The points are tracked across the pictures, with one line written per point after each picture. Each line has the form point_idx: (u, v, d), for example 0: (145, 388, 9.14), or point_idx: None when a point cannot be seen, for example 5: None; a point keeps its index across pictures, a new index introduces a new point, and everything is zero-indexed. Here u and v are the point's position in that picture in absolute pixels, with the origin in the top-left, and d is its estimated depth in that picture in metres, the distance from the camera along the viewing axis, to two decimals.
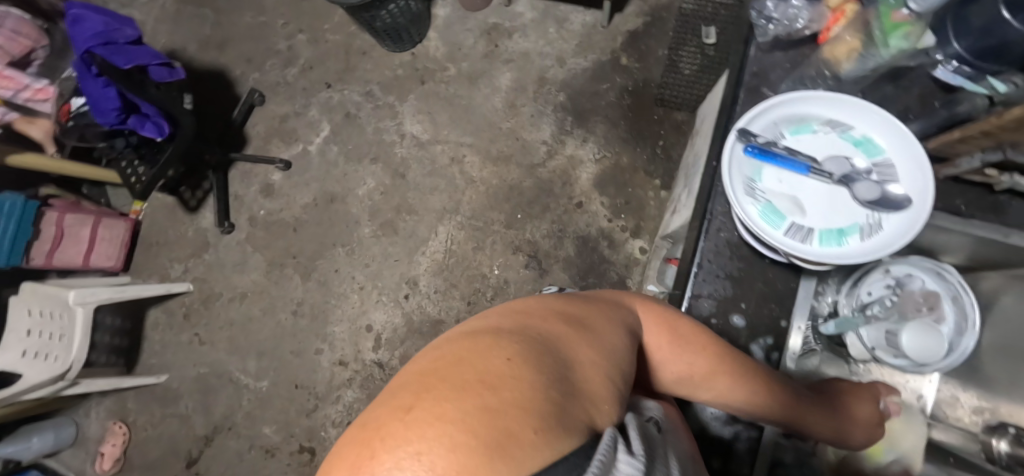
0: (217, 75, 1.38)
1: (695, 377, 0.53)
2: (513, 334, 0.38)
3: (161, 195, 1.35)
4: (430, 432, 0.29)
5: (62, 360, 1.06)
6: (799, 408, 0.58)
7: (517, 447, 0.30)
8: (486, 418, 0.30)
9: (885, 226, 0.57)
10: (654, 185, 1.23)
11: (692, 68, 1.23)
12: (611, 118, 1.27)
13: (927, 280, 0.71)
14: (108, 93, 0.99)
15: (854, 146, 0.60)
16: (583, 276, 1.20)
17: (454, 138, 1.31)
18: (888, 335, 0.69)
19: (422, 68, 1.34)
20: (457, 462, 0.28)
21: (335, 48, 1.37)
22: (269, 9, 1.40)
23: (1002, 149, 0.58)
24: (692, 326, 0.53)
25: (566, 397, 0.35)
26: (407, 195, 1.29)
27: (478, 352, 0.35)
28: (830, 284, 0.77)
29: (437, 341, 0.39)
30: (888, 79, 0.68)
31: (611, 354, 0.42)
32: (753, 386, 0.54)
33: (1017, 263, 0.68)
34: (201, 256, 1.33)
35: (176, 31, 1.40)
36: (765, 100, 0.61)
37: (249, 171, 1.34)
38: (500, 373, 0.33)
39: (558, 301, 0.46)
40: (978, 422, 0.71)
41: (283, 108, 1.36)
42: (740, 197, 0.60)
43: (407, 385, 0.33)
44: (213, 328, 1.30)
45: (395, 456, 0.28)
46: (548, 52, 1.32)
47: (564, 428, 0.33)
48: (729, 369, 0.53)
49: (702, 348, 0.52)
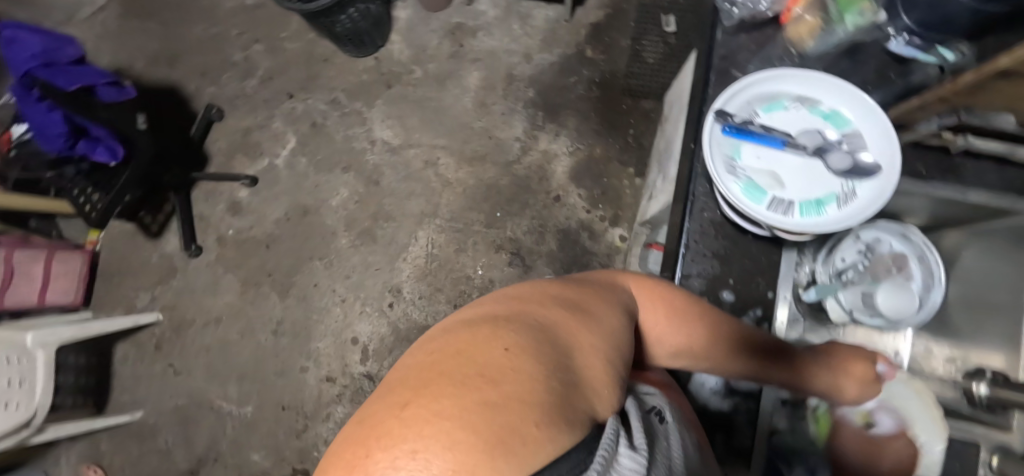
0: (171, 91, 1.32)
1: (686, 347, 0.54)
2: (512, 322, 0.35)
3: (119, 222, 1.28)
4: (426, 429, 0.27)
5: (25, 406, 0.98)
6: (783, 370, 0.58)
7: (518, 442, 0.27)
8: (486, 413, 0.28)
9: (859, 193, 0.60)
10: (628, 173, 1.25)
11: (655, 56, 1.27)
12: (582, 111, 1.28)
13: (890, 240, 0.75)
14: (53, 117, 0.93)
15: (824, 120, 0.63)
16: (567, 270, 1.21)
17: (427, 140, 1.29)
18: (865, 297, 0.72)
19: (388, 72, 1.32)
20: (458, 460, 0.26)
21: (295, 57, 1.33)
22: (221, 20, 1.35)
23: (958, 114, 0.61)
24: (683, 297, 0.54)
25: (569, 387, 0.33)
26: (383, 202, 1.27)
27: (478, 343, 0.33)
28: (806, 254, 0.78)
29: (434, 332, 0.37)
30: (846, 54, 0.72)
31: (612, 339, 0.40)
32: (740, 350, 0.56)
33: (974, 219, 0.73)
34: (168, 283, 1.27)
35: (121, 48, 1.33)
36: (739, 80, 0.63)
37: (214, 190, 1.28)
38: (501, 365, 0.31)
39: (557, 286, 0.44)
40: (954, 370, 0.76)
41: (245, 122, 1.31)
42: (722, 175, 0.61)
43: (404, 381, 0.31)
44: (188, 356, 1.24)
45: (390, 453, 0.26)
46: (514, 49, 1.32)
47: (568, 421, 0.30)
48: (716, 335, 0.54)
49: (692, 318, 0.53)
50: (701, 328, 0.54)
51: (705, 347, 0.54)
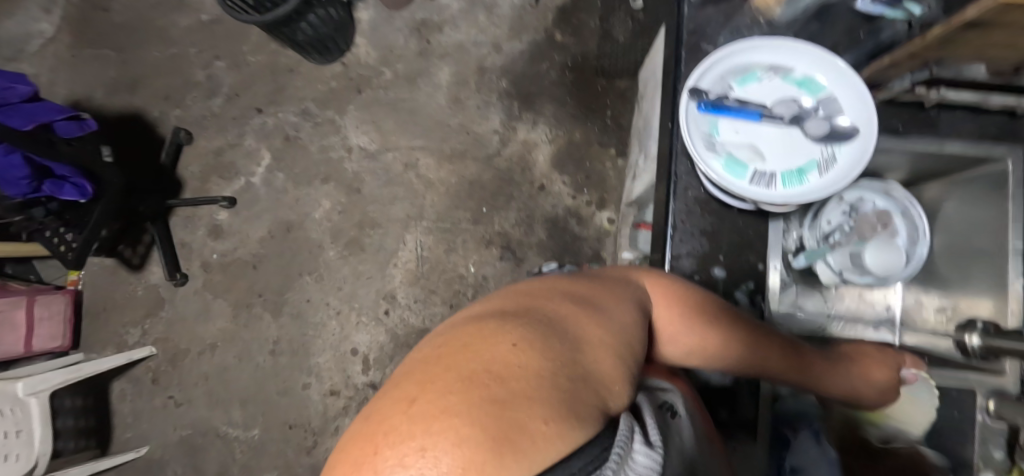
0: (135, 118, 1.28)
1: (703, 346, 0.53)
2: (519, 318, 0.35)
3: (99, 258, 1.25)
4: (434, 427, 0.26)
5: (25, 458, 0.98)
6: (800, 367, 0.59)
7: (525, 440, 0.26)
8: (494, 411, 0.27)
9: (839, 157, 0.60)
10: (610, 154, 1.25)
11: (625, 34, 1.26)
12: (557, 97, 1.27)
13: (874, 200, 0.76)
14: (13, 160, 0.90)
15: (798, 87, 0.63)
16: (559, 258, 1.21)
17: (404, 142, 1.27)
18: (853, 257, 0.72)
19: (357, 77, 1.29)
20: (466, 457, 0.25)
21: (260, 69, 1.29)
22: (177, 39, 1.30)
23: (928, 67, 0.62)
24: (696, 296, 0.54)
25: (578, 382, 0.32)
26: (367, 210, 1.25)
27: (486, 337, 0.32)
28: (793, 220, 0.80)
29: (443, 328, 0.37)
30: (814, 18, 0.71)
31: (620, 335, 0.39)
32: (759, 348, 0.56)
33: (952, 170, 0.74)
34: (157, 314, 1.24)
35: (77, 79, 1.29)
36: (711, 56, 0.62)
37: (192, 215, 1.26)
38: (509, 362, 0.30)
39: (568, 282, 0.44)
40: (945, 319, 0.77)
41: (215, 142, 1.28)
42: (703, 154, 0.61)
43: (413, 377, 0.30)
44: (187, 386, 1.22)
45: (398, 454, 0.25)
46: (483, 40, 1.30)
47: (576, 416, 0.30)
48: (731, 332, 0.55)
49: (706, 315, 0.54)
50: (715, 325, 0.54)
51: (724, 346, 0.54)
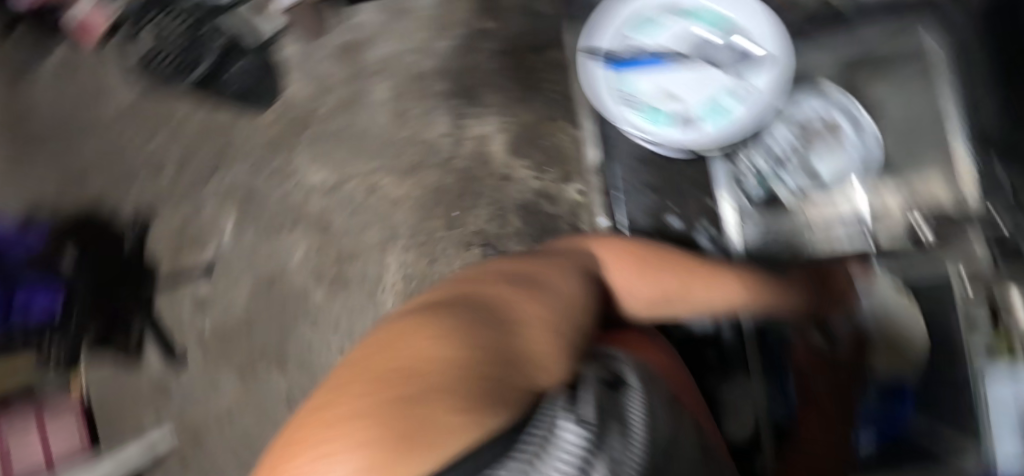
0: (85, 215, 1.25)
1: (628, 290, 0.65)
2: (436, 323, 0.36)
3: (91, 359, 1.23)
4: (344, 429, 0.26)
5: None
6: (714, 300, 0.72)
7: (435, 428, 0.25)
8: (404, 405, 0.26)
9: None
10: (565, 127, 1.22)
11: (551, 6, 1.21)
12: (498, 84, 1.25)
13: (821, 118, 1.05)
14: None
15: None
16: (540, 241, 1.22)
17: (360, 169, 1.27)
18: None
19: (297, 115, 1.27)
20: (371, 451, 0.23)
21: (197, 133, 1.26)
22: (105, 124, 1.26)
23: None
24: (621, 251, 0.66)
25: (499, 371, 0.33)
26: (342, 244, 1.25)
27: (403, 346, 0.33)
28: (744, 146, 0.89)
29: (364, 349, 0.38)
30: None
31: (543, 327, 0.41)
32: (676, 288, 0.67)
33: None
34: (167, 397, 1.25)
35: (8, 190, 1.23)
36: None
37: (174, 294, 1.25)
38: (423, 362, 0.31)
39: (491, 287, 0.46)
40: None
41: (176, 217, 1.26)
42: None
43: (331, 397, 0.30)
44: (216, 458, 1.24)
45: (310, 453, 0.26)
46: (410, 46, 1.27)
47: (495, 403, 0.29)
48: (647, 279, 0.66)
49: (628, 265, 0.65)
50: (635, 273, 0.65)
51: (642, 290, 0.65)
